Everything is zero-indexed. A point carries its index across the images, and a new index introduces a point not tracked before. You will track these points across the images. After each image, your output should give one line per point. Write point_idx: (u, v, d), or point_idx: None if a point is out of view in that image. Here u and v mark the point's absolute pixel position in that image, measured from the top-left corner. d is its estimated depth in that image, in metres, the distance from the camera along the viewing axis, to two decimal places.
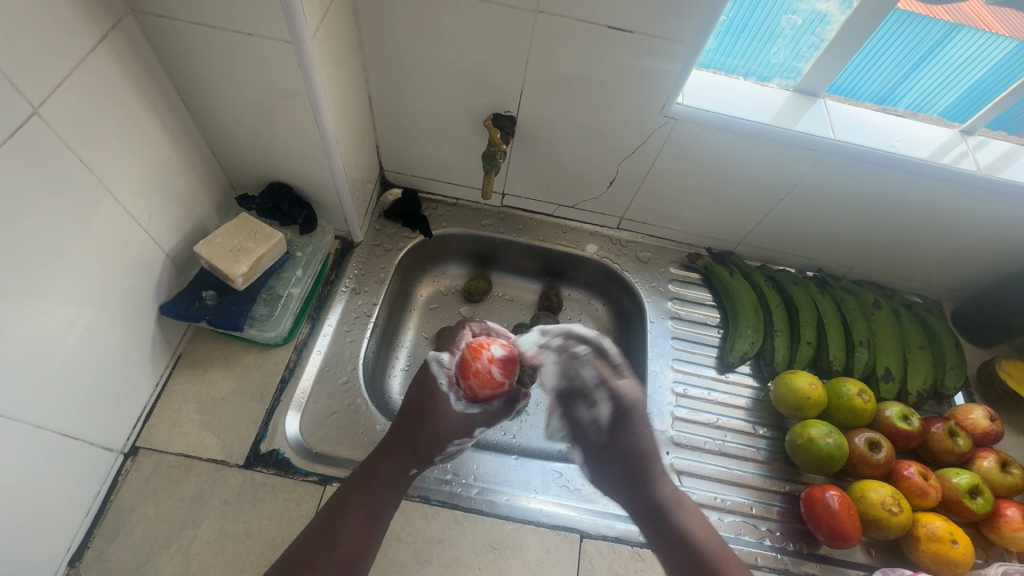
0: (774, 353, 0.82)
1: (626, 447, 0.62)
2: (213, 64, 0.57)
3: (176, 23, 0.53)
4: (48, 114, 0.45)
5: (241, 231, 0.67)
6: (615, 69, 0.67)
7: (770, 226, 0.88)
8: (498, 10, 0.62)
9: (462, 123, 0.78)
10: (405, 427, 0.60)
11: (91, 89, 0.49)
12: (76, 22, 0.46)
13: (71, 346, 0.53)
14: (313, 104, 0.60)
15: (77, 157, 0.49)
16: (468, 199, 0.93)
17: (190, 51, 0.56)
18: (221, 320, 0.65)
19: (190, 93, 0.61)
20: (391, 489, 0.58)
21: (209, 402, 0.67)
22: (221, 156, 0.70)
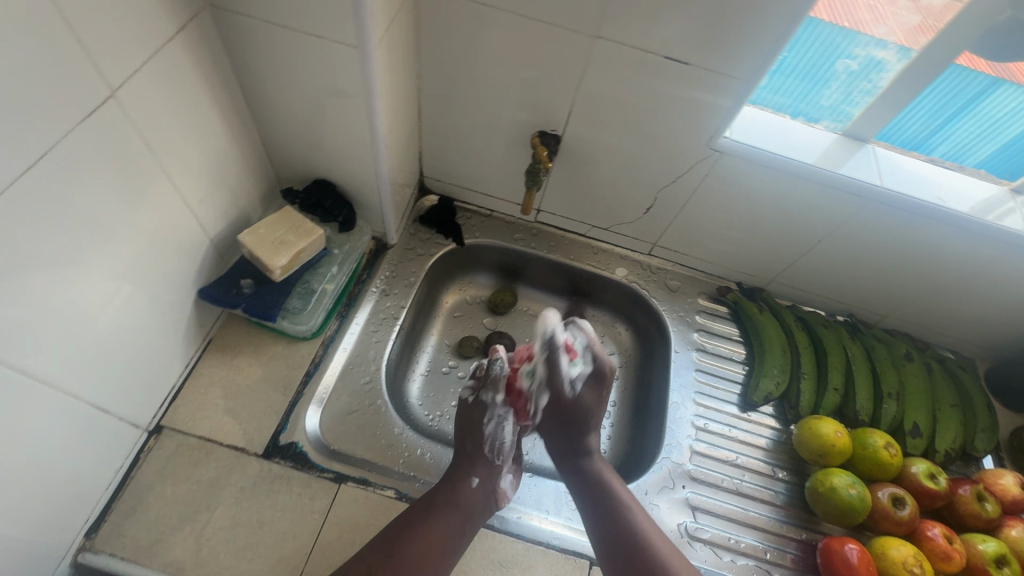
0: (800, 396, 0.80)
1: (567, 421, 0.69)
2: (278, 61, 0.59)
3: (249, 20, 0.55)
4: (124, 98, 0.47)
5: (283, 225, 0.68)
6: (667, 97, 0.67)
7: (805, 268, 0.87)
8: (558, 32, 0.63)
9: (507, 137, 0.79)
10: (471, 435, 0.68)
11: (162, 76, 0.51)
12: (158, 12, 0.48)
13: (112, 321, 0.54)
14: (368, 108, 0.61)
15: (141, 139, 0.51)
16: (502, 212, 0.94)
17: (257, 47, 0.57)
18: (255, 309, 0.65)
19: (251, 85, 0.63)
20: (469, 502, 0.62)
21: (234, 388, 0.68)
22: (271, 151, 0.71)
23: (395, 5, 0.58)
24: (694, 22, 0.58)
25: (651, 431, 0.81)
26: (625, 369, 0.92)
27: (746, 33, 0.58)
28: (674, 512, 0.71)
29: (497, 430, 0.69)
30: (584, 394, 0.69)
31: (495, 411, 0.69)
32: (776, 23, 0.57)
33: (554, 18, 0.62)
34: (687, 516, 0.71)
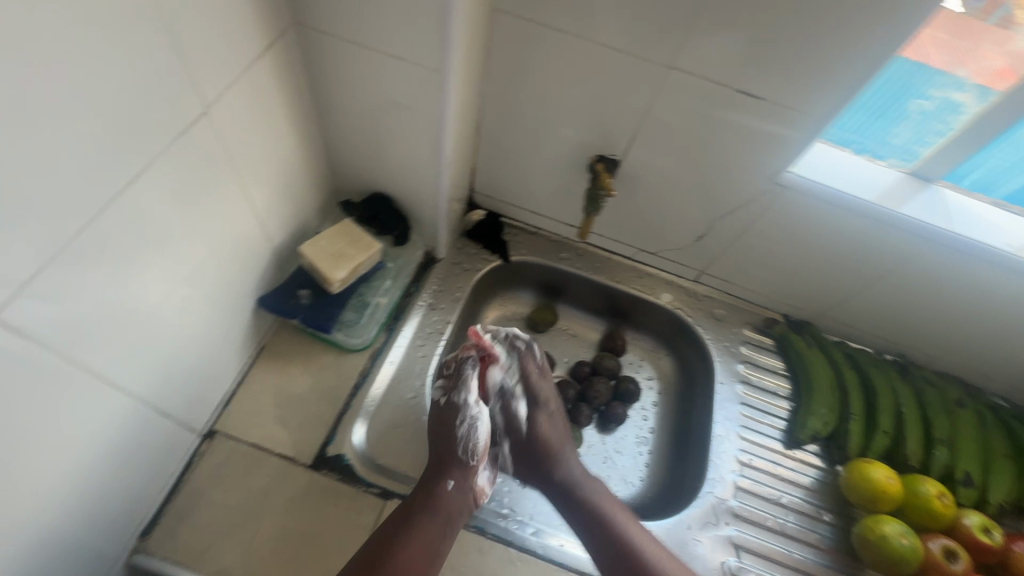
0: (849, 437, 0.78)
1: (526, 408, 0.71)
2: (354, 79, 0.59)
3: (332, 39, 0.55)
4: (214, 113, 0.48)
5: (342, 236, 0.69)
6: (736, 131, 0.66)
7: (858, 305, 0.85)
8: (631, 60, 0.63)
9: (564, 159, 0.79)
10: (442, 438, 0.64)
11: (247, 93, 0.51)
12: (251, 31, 0.49)
13: (180, 328, 0.55)
14: (439, 131, 0.61)
15: (223, 153, 0.51)
16: (548, 230, 0.94)
17: (336, 64, 0.58)
18: (312, 320, 0.66)
19: (322, 100, 0.63)
20: (447, 506, 0.61)
21: (285, 396, 0.68)
22: (333, 163, 0.72)
23: (474, 29, 0.58)
24: (775, 58, 0.58)
25: (692, 462, 0.81)
26: (664, 396, 0.92)
27: (825, 71, 0.57)
28: (716, 549, 0.70)
29: (470, 430, 0.65)
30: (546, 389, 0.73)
31: (471, 409, 0.65)
32: (860, 63, 0.56)
33: (630, 47, 0.62)
34: (730, 555, 0.70)
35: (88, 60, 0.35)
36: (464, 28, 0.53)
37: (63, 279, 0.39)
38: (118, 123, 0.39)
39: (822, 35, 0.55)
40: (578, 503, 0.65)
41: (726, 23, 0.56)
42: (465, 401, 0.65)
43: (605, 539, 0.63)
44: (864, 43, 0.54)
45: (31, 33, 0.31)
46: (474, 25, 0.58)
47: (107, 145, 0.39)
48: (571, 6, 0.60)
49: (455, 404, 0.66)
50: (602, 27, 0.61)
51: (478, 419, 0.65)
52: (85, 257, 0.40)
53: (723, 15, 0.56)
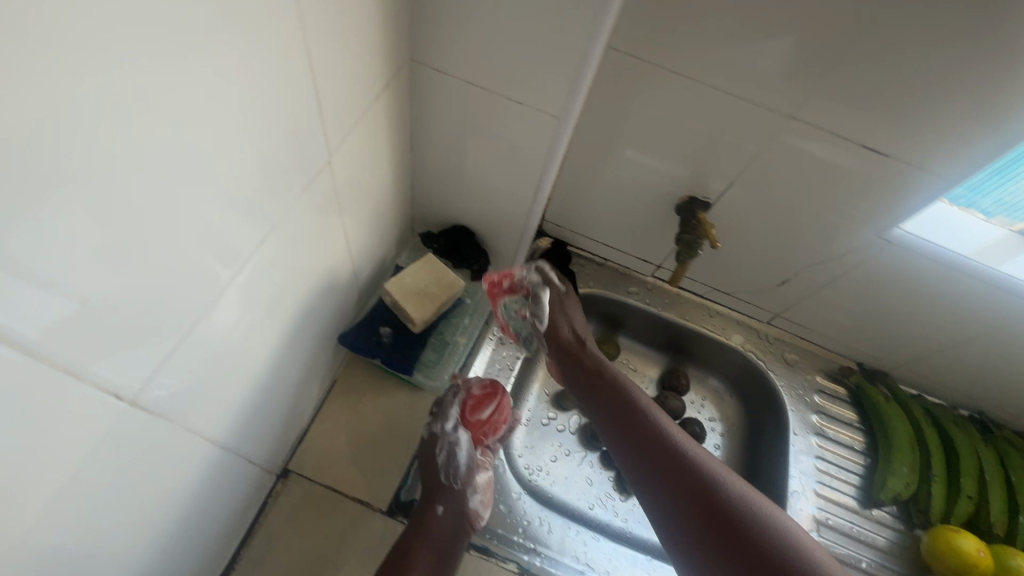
0: (931, 501, 0.75)
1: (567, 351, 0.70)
2: (459, 120, 0.56)
3: (446, 78, 0.51)
4: (332, 159, 0.45)
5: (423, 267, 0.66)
6: (849, 185, 0.63)
7: (943, 362, 0.82)
8: (749, 107, 0.59)
9: (650, 197, 0.76)
10: (426, 469, 0.64)
11: (360, 136, 0.48)
12: (373, 73, 0.46)
13: (278, 376, 0.52)
14: (542, 177, 0.58)
15: (335, 196, 0.49)
16: (617, 262, 0.91)
17: (444, 103, 0.54)
18: (393, 361, 0.63)
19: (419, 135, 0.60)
20: (440, 532, 0.60)
21: (359, 435, 0.66)
22: (415, 193, 0.69)
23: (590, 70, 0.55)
24: (911, 116, 0.54)
25: None
26: (729, 439, 0.89)
27: (966, 133, 0.54)
28: None
29: (451, 457, 0.65)
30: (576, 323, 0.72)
31: (451, 436, 0.66)
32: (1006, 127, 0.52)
33: (750, 94, 0.58)
34: None
35: (246, 120, 0.33)
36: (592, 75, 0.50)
37: (198, 349, 0.37)
38: (258, 179, 0.37)
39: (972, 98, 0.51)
40: (650, 437, 0.61)
41: (865, 76, 0.53)
42: (444, 431, 0.66)
43: (687, 472, 0.58)
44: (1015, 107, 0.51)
45: (203, 98, 0.29)
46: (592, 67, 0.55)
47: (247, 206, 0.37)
48: (692, 49, 0.57)
49: (434, 435, 0.66)
50: (723, 73, 0.57)
51: (459, 444, 0.66)
52: (215, 320, 0.38)
53: (863, 70, 0.53)
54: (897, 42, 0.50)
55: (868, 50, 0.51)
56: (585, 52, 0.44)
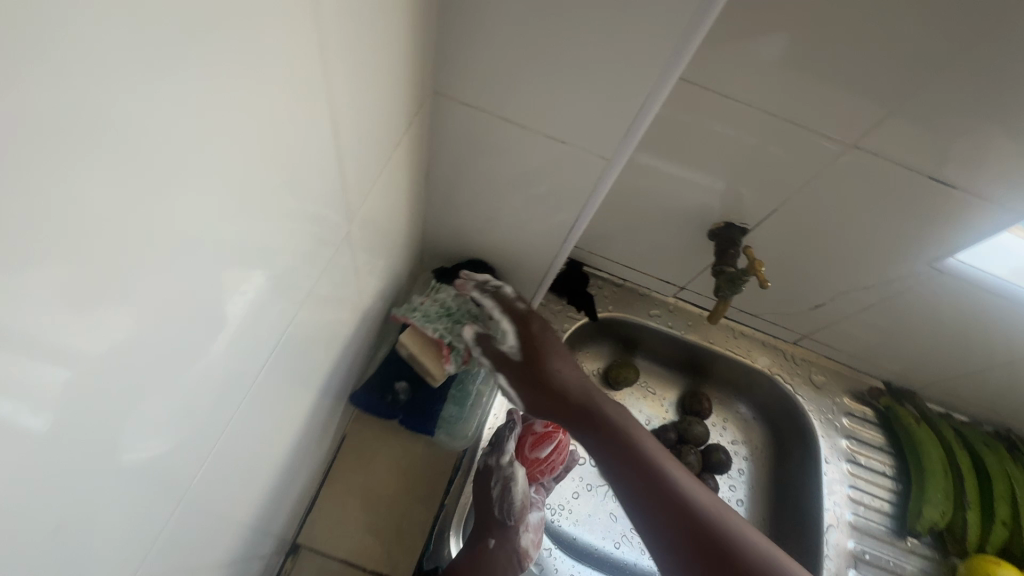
0: (966, 529, 0.73)
1: (530, 373, 0.59)
2: (487, 156, 0.48)
3: (474, 113, 0.44)
4: (352, 221, 0.38)
5: (444, 312, 0.58)
6: (901, 215, 0.58)
7: (975, 382, 0.79)
8: (805, 134, 0.54)
9: (680, 222, 0.70)
10: (480, 501, 0.60)
11: (380, 187, 0.41)
12: (397, 116, 0.38)
13: (289, 455, 0.46)
14: (578, 217, 0.52)
15: (354, 257, 0.42)
16: (636, 282, 0.85)
17: (469, 140, 0.47)
18: (413, 421, 0.57)
19: (437, 170, 0.52)
20: (490, 568, 0.57)
21: (374, 497, 0.59)
22: (429, 227, 0.62)
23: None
24: (986, 147, 0.50)
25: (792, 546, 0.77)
26: (753, 463, 0.86)
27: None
28: None
29: (505, 493, 0.60)
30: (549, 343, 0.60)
31: (506, 470, 0.60)
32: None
33: (809, 121, 0.52)
34: None
35: (279, 192, 0.25)
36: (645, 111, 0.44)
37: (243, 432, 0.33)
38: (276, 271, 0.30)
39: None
40: (625, 455, 0.55)
41: (943, 106, 0.48)
42: (497, 464, 0.61)
43: (669, 498, 0.52)
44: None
45: (234, 172, 0.21)
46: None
47: (269, 290, 0.29)
48: (748, 73, 0.50)
49: (489, 466, 0.61)
50: (780, 98, 0.51)
51: (514, 479, 0.60)
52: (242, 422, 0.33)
53: (939, 100, 0.47)
54: (986, 70, 0.44)
55: (950, 77, 0.46)
56: (650, 92, 0.38)
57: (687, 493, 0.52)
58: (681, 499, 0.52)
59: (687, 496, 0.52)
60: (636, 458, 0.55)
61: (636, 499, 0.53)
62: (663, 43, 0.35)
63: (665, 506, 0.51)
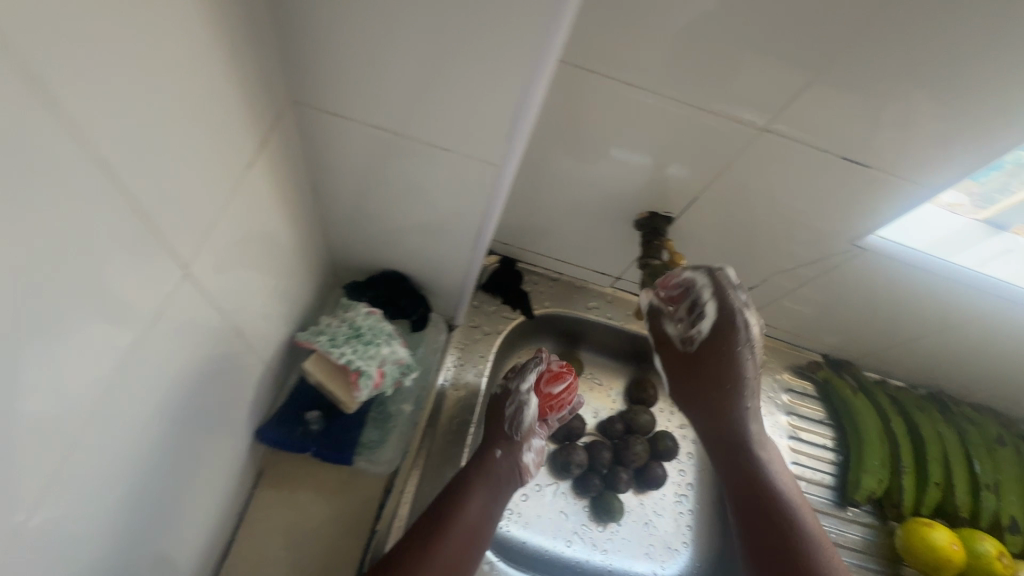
0: (903, 494, 0.75)
1: (705, 378, 0.60)
2: (374, 167, 0.45)
3: (349, 123, 0.40)
4: (214, 251, 0.34)
5: (352, 333, 0.52)
6: (814, 192, 0.59)
7: (906, 349, 0.81)
8: (716, 120, 0.53)
9: (607, 212, 0.68)
10: (492, 419, 0.67)
11: (246, 211, 0.37)
12: (248, 133, 0.34)
13: (192, 503, 0.43)
14: (480, 225, 0.49)
15: (227, 290, 0.38)
16: (571, 275, 0.83)
17: (352, 152, 0.43)
18: (327, 450, 0.53)
19: (327, 184, 0.48)
20: (495, 477, 0.62)
21: (299, 531, 0.56)
22: (335, 244, 0.57)
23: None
24: (889, 124, 0.50)
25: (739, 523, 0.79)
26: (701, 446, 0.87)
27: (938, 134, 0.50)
28: None
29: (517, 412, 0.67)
30: (701, 332, 0.60)
31: (522, 393, 0.67)
32: (986, 127, 0.49)
33: (719, 107, 0.51)
34: None
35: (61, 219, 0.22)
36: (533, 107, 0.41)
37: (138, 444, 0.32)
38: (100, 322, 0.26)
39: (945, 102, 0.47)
40: (737, 459, 0.60)
41: (845, 85, 0.47)
42: (516, 389, 0.68)
43: (751, 498, 0.58)
44: (1000, 113, 0.47)
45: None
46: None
47: (99, 320, 0.26)
48: (653, 61, 0.49)
49: (509, 389, 0.68)
50: (689, 86, 0.50)
51: (527, 402, 0.67)
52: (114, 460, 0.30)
53: (837, 78, 0.47)
54: (881, 48, 0.44)
55: (848, 57, 0.45)
56: (521, 90, 0.35)
57: (795, 512, 0.57)
58: (770, 501, 0.58)
59: (793, 517, 0.57)
60: (740, 464, 0.60)
61: (732, 497, 0.60)
62: (528, 35, 0.32)
63: (750, 505, 0.58)
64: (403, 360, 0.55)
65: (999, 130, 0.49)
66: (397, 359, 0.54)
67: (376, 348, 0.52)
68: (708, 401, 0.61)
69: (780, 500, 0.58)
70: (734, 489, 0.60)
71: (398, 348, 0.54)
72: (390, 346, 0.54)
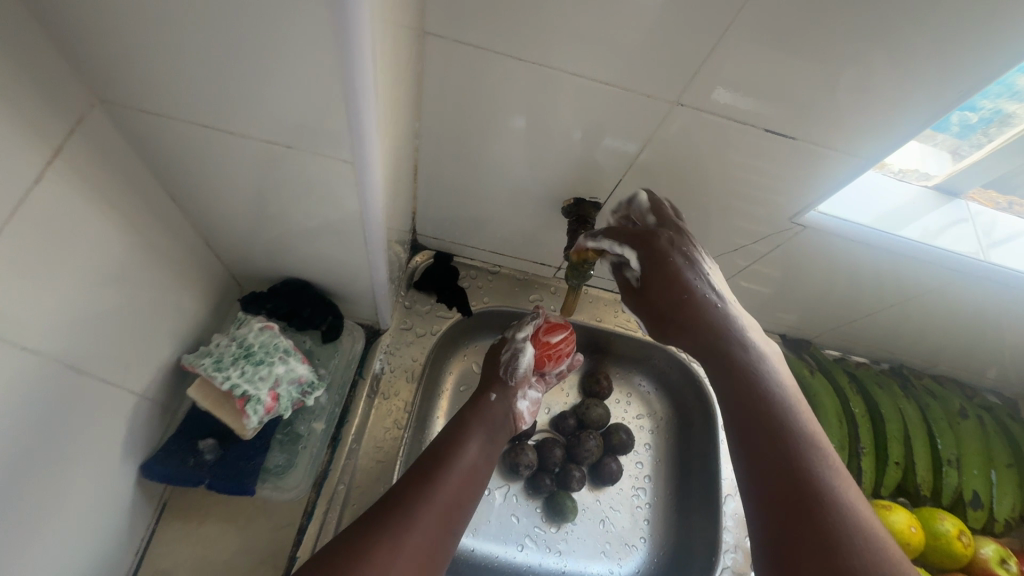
0: (861, 476, 0.72)
1: (665, 303, 0.51)
2: (232, 170, 0.40)
3: (184, 123, 0.36)
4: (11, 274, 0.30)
5: (241, 352, 0.47)
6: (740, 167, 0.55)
7: (862, 326, 0.78)
8: (626, 95, 0.50)
9: (533, 199, 0.64)
10: (490, 365, 0.70)
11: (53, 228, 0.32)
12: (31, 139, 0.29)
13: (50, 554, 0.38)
14: (364, 227, 0.44)
15: (58, 321, 0.34)
16: (511, 266, 0.78)
17: (202, 155, 0.39)
18: (225, 482, 0.48)
19: (191, 192, 0.43)
20: (490, 418, 0.64)
21: (206, 567, 0.52)
22: (226, 255, 0.53)
23: (405, 76, 0.41)
24: (807, 92, 0.47)
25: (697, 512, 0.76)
26: (658, 435, 0.84)
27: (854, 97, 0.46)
28: None
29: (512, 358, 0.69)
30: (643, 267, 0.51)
31: (517, 338, 0.70)
32: (907, 88, 0.45)
33: (626, 82, 0.49)
34: None
35: None
36: (390, 98, 0.36)
37: None
38: None
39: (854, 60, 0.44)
40: (738, 384, 0.46)
41: (745, 48, 0.44)
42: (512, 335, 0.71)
43: (755, 431, 0.43)
44: (921, 72, 0.44)
45: None
46: (404, 72, 0.40)
47: None
48: (548, 33, 0.46)
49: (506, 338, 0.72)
50: (591, 60, 0.47)
51: (522, 347, 0.70)
52: None
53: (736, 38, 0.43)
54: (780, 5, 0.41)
55: (750, 21, 0.42)
56: (345, 79, 0.30)
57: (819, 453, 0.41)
58: (778, 432, 0.42)
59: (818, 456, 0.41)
60: (744, 388, 0.46)
61: (734, 436, 0.45)
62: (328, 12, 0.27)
63: (761, 451, 0.42)
64: (304, 377, 0.50)
65: (921, 93, 0.45)
66: (296, 377, 0.50)
67: (267, 367, 0.47)
68: (688, 324, 0.50)
69: (795, 428, 0.43)
70: (738, 432, 0.45)
71: (297, 365, 0.50)
72: (286, 364, 0.49)
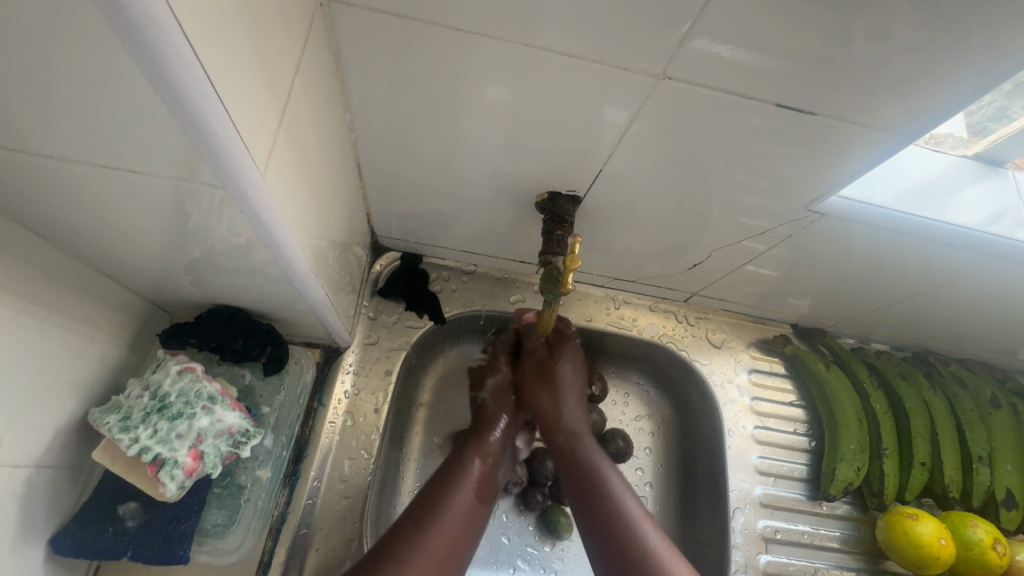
0: (884, 480, 0.65)
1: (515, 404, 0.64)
2: (104, 197, 0.32)
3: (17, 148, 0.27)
4: None
5: (155, 406, 0.41)
6: (741, 147, 0.46)
7: (882, 313, 0.70)
8: (600, 71, 0.41)
9: (504, 193, 0.56)
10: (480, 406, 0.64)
11: None
12: None
13: None
14: (273, 248, 0.37)
15: None
16: (487, 265, 0.70)
17: (57, 183, 0.30)
18: (149, 554, 0.43)
19: (64, 225, 0.35)
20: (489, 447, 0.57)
21: None
22: (139, 287, 0.45)
23: (292, 72, 0.34)
24: (823, 57, 0.37)
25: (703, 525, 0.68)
26: (661, 438, 0.74)
27: (883, 58, 0.37)
28: None
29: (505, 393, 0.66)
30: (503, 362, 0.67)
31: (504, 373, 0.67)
32: (952, 46, 0.36)
33: (599, 55, 0.39)
34: None
35: None
36: (249, 97, 0.29)
37: None
38: None
39: (887, 14, 0.34)
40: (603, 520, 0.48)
41: (743, 6, 0.35)
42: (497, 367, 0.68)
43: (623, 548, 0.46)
44: (969, 25, 0.35)
45: None
46: (287, 70, 0.33)
47: None
48: (496, 0, 0.36)
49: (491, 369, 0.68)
50: (552, 30, 0.38)
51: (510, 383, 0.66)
52: None
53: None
54: None
55: None
56: (161, 90, 0.23)
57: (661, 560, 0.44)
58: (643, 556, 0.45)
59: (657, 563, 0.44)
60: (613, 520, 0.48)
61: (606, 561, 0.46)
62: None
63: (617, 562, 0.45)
64: (234, 428, 0.45)
65: (966, 51, 0.36)
66: (223, 429, 0.44)
67: (187, 422, 0.41)
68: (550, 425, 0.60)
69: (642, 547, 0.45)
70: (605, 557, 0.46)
71: (224, 415, 0.44)
72: (210, 415, 0.43)
